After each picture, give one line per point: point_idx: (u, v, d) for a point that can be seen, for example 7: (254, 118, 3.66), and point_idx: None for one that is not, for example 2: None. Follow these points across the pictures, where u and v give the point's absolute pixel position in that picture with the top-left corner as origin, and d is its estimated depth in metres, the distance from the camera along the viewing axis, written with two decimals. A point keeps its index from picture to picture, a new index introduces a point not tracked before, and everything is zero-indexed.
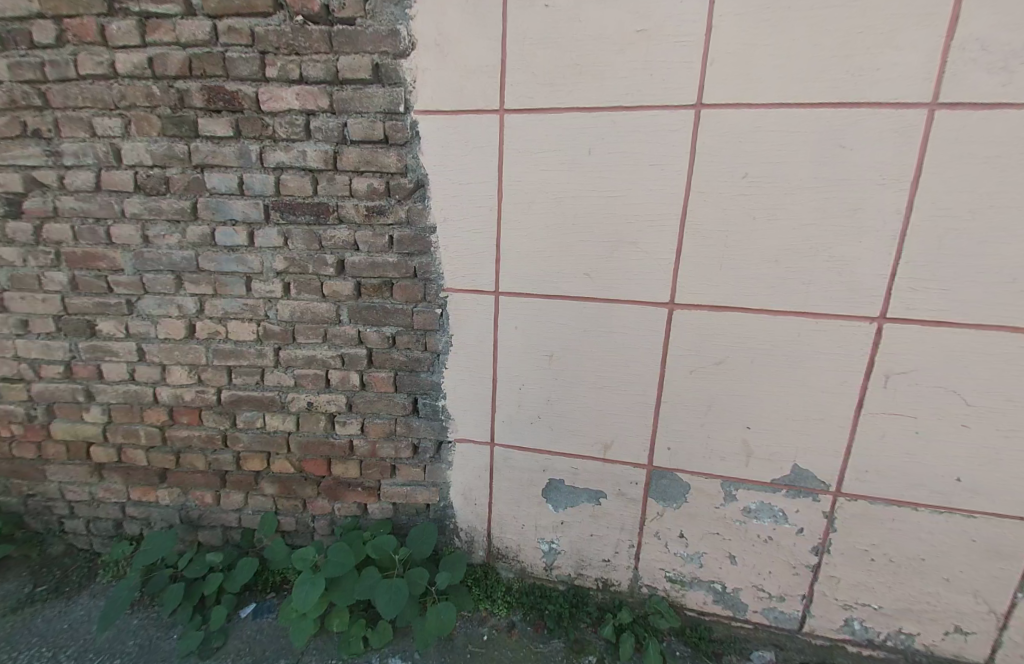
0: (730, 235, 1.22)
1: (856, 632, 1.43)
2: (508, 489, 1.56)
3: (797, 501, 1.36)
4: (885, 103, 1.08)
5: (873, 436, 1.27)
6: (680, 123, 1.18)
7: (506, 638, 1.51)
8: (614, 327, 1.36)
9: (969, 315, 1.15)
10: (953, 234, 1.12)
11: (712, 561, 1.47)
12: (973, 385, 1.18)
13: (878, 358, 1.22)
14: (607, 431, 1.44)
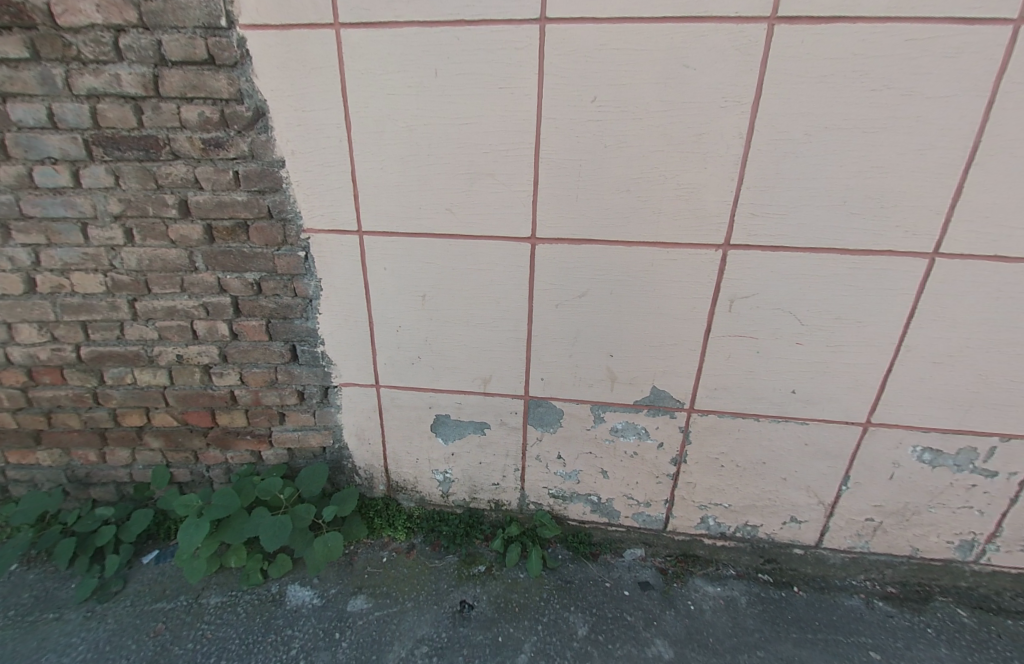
0: (583, 164, 1.19)
1: (711, 527, 1.62)
2: (398, 426, 1.59)
3: (657, 418, 1.47)
4: (730, 17, 1.03)
5: (720, 358, 1.36)
6: (526, 40, 1.09)
7: (405, 558, 1.62)
8: (481, 263, 1.33)
9: (803, 240, 1.20)
10: (791, 157, 1.14)
11: (587, 476, 1.60)
12: (805, 305, 1.27)
13: (723, 284, 1.28)
14: (485, 366, 1.47)
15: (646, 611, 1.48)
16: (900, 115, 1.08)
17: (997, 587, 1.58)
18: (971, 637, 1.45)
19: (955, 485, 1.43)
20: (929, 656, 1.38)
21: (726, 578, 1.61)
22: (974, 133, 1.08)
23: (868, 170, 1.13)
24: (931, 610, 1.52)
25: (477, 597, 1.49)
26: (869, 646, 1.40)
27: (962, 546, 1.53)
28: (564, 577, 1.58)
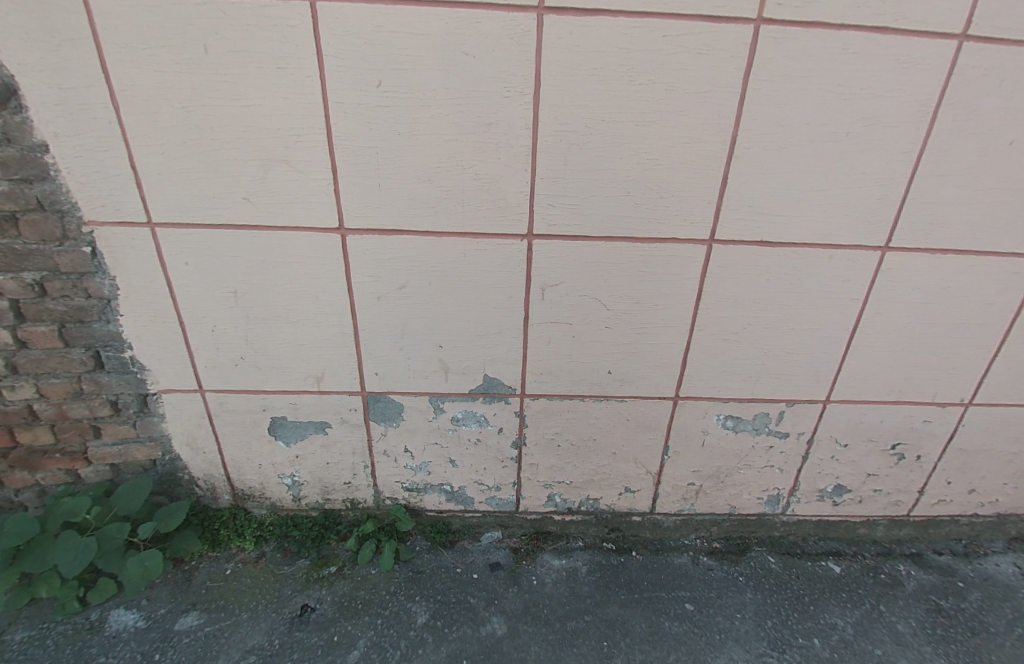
0: (381, 151, 1.19)
1: (558, 504, 1.70)
2: (232, 431, 1.50)
3: (493, 405, 1.51)
4: (499, 6, 1.07)
5: (541, 343, 1.43)
6: (298, 18, 1.06)
7: (252, 567, 1.55)
8: (292, 257, 1.29)
9: (596, 228, 1.30)
10: (576, 149, 1.21)
11: (437, 467, 1.60)
12: (607, 289, 1.37)
13: (533, 272, 1.34)
14: (316, 364, 1.42)
15: (490, 592, 1.53)
16: (664, 109, 1.18)
17: (803, 534, 1.79)
18: (774, 579, 1.65)
19: (756, 447, 1.62)
20: (735, 602, 1.56)
21: (573, 550, 1.70)
22: (727, 133, 1.21)
23: (646, 163, 1.23)
24: (746, 560, 1.71)
25: (319, 600, 1.46)
26: (685, 599, 1.55)
27: (771, 501, 1.72)
28: (417, 568, 1.58)
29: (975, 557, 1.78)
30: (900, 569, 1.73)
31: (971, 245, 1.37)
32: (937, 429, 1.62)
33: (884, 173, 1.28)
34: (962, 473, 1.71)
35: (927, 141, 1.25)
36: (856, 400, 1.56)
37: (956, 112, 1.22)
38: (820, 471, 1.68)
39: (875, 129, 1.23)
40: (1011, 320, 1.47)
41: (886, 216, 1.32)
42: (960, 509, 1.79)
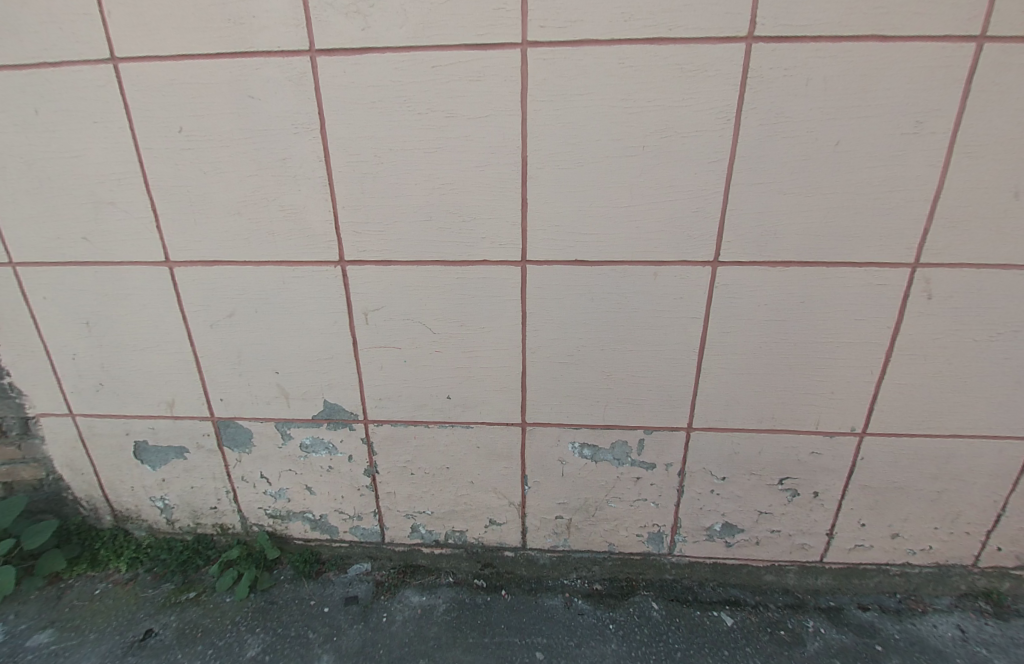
0: (192, 189, 1.28)
1: (424, 536, 1.65)
2: (104, 455, 1.60)
3: (339, 431, 1.50)
4: (272, 53, 1.15)
5: (374, 369, 1.42)
6: (104, 77, 1.19)
7: (119, 589, 1.60)
8: (133, 289, 1.39)
9: (406, 254, 1.29)
10: (371, 178, 1.23)
11: (295, 493, 1.61)
12: (431, 314, 1.35)
13: (353, 297, 1.35)
14: (167, 390, 1.50)
15: (332, 628, 1.48)
16: (450, 135, 1.19)
17: (698, 579, 1.64)
18: (649, 629, 1.50)
19: (622, 477, 1.52)
20: (593, 653, 1.42)
21: (438, 586, 1.63)
22: (518, 153, 1.19)
23: (442, 188, 1.23)
24: (625, 606, 1.57)
25: (165, 625, 1.49)
26: (537, 647, 1.43)
27: (653, 539, 1.60)
28: (271, 598, 1.58)
29: (908, 616, 1.54)
30: (807, 625, 1.52)
31: (817, 256, 1.24)
32: (830, 461, 1.44)
33: (697, 184, 1.20)
34: (876, 513, 1.50)
35: (737, 149, 1.16)
36: (725, 428, 1.43)
37: (764, 117, 1.14)
38: (703, 508, 1.54)
39: (676, 142, 1.17)
40: (891, 335, 1.30)
41: (709, 229, 1.23)
42: (885, 557, 1.57)
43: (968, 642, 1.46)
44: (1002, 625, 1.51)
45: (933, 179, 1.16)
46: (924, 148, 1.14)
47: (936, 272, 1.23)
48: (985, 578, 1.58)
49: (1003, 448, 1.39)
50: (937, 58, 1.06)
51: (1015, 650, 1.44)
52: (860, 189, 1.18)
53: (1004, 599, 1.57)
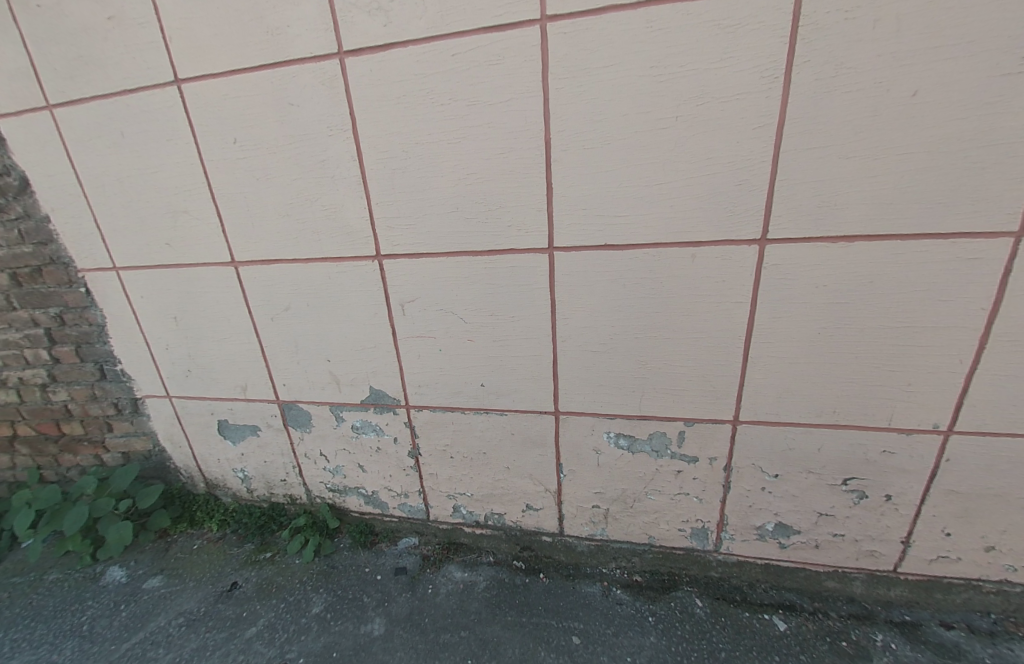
0: (246, 195, 1.39)
1: (466, 516, 1.73)
2: (195, 431, 1.84)
3: (384, 415, 1.60)
4: (306, 59, 1.20)
5: (412, 357, 1.48)
6: (170, 99, 1.33)
7: (212, 546, 1.87)
8: (206, 287, 1.56)
9: (436, 246, 1.31)
10: (399, 173, 1.26)
11: (350, 471, 1.75)
12: (463, 304, 1.37)
13: (390, 290, 1.40)
14: (240, 376, 1.68)
15: (384, 594, 1.61)
16: (472, 124, 1.17)
17: (748, 579, 1.55)
18: (691, 626, 1.45)
19: (662, 470, 1.47)
20: (631, 643, 1.41)
21: (480, 565, 1.70)
22: (541, 135, 1.15)
23: (466, 177, 1.23)
24: (666, 599, 1.54)
25: (246, 579, 1.71)
26: (574, 631, 1.45)
27: (697, 534, 1.54)
28: (333, 563, 1.75)
29: (1005, 640, 1.35)
30: (876, 639, 1.38)
31: (890, 229, 1.06)
32: (908, 463, 1.27)
33: (738, 153, 1.07)
34: (965, 523, 1.31)
35: (786, 111, 1.02)
36: (777, 423, 1.31)
37: (820, 70, 0.98)
38: (752, 506, 1.44)
39: (711, 106, 1.05)
40: (987, 319, 1.09)
41: (756, 203, 1.10)
42: (977, 573, 1.37)
43: None
44: None
45: None
46: None
47: None
48: None
49: None
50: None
51: None
52: (947, 145, 0.98)
53: None
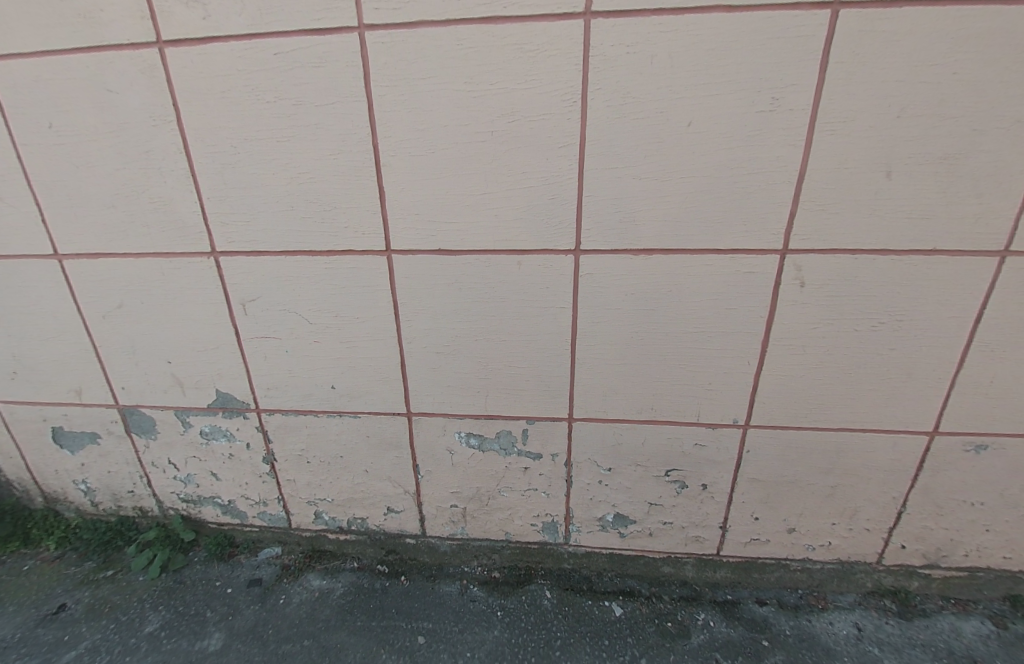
0: (69, 184, 1.31)
1: (329, 522, 1.68)
2: (27, 440, 1.68)
3: (234, 420, 1.54)
4: (124, 45, 1.15)
5: (259, 359, 1.44)
6: None
7: (45, 565, 1.71)
8: (29, 282, 1.44)
9: (274, 244, 1.29)
10: (229, 168, 1.24)
11: (203, 479, 1.67)
12: (305, 304, 1.35)
13: (230, 288, 1.37)
14: (74, 379, 1.56)
15: (230, 607, 1.55)
16: (299, 124, 1.17)
17: (595, 569, 1.64)
18: (535, 617, 1.50)
19: (511, 467, 1.50)
20: (473, 639, 1.44)
21: (341, 571, 1.67)
22: (368, 139, 1.16)
23: (298, 176, 1.22)
24: (518, 593, 1.58)
25: (78, 600, 1.57)
26: (420, 631, 1.46)
27: (548, 528, 1.59)
28: (181, 578, 1.66)
29: (806, 612, 1.51)
30: (697, 618, 1.50)
31: (680, 243, 1.18)
32: (715, 454, 1.41)
33: (548, 169, 1.14)
34: (770, 508, 1.46)
35: (586, 131, 1.10)
36: (605, 419, 1.40)
37: (611, 97, 1.07)
38: (594, 499, 1.52)
39: (521, 124, 1.11)
40: (765, 325, 1.24)
41: (568, 217, 1.18)
42: (784, 552, 1.53)
43: (862, 640, 1.42)
44: (904, 624, 1.46)
45: (794, 161, 1.08)
46: (784, 126, 1.05)
47: (807, 258, 1.16)
48: (892, 576, 1.53)
49: (898, 443, 1.33)
50: (787, 30, 0.98)
51: (909, 650, 1.39)
52: (718, 170, 1.10)
53: (912, 598, 1.52)
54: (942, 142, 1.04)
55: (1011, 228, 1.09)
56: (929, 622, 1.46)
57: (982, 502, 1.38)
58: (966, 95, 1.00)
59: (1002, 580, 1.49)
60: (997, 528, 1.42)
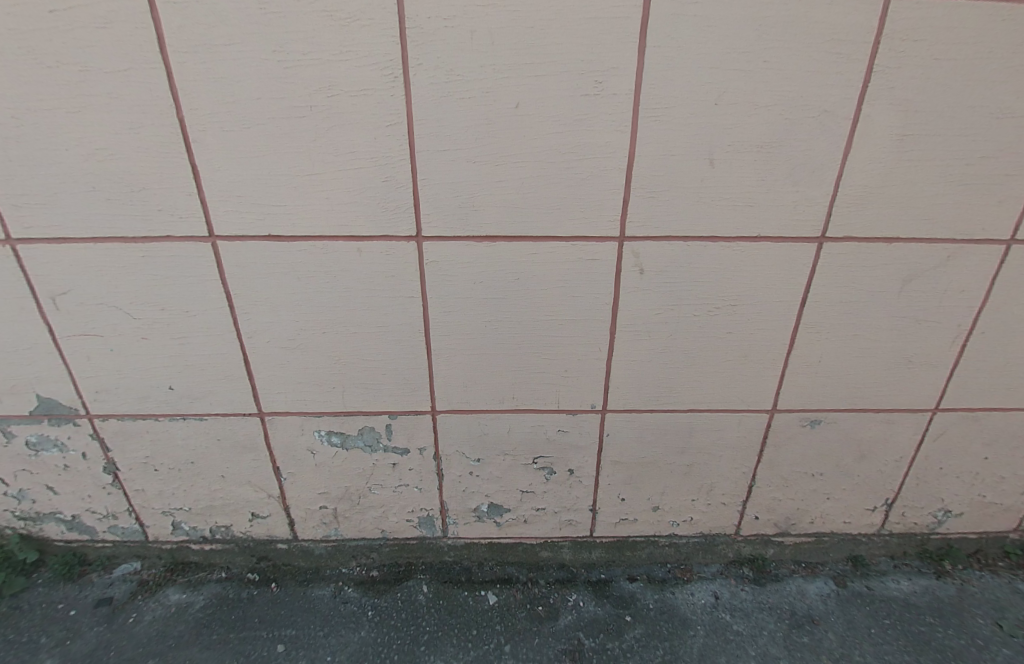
0: None
1: (190, 533, 1.57)
2: None
3: (63, 428, 1.39)
4: None
5: (82, 359, 1.30)
6: None
7: None
8: None
9: (81, 230, 1.15)
10: (11, 143, 1.05)
11: (38, 494, 1.50)
12: (126, 297, 1.22)
13: (34, 280, 1.20)
14: None
15: (70, 630, 1.42)
16: (91, 93, 1.01)
17: (476, 559, 1.61)
18: (407, 613, 1.47)
19: (379, 463, 1.43)
20: (337, 642, 1.39)
21: (206, 582, 1.57)
22: (172, 111, 1.04)
23: (98, 154, 1.08)
24: (394, 591, 1.53)
25: None
26: (281, 639, 1.40)
27: (425, 522, 1.54)
28: (17, 604, 1.50)
29: (670, 585, 1.57)
30: (569, 599, 1.52)
31: (522, 230, 1.14)
32: (578, 439, 1.42)
33: (378, 151, 1.06)
34: (634, 489, 1.51)
35: (412, 111, 1.03)
36: (468, 411, 1.36)
37: (433, 73, 1.00)
38: (466, 490, 1.49)
39: (343, 101, 1.02)
40: (612, 310, 1.24)
41: (405, 200, 1.10)
42: (652, 529, 1.59)
43: (717, 608, 1.49)
44: (757, 591, 1.55)
45: (623, 146, 1.07)
46: (608, 111, 1.04)
47: (644, 245, 1.17)
48: (750, 546, 1.62)
49: (743, 421, 1.40)
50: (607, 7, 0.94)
51: (758, 614, 1.47)
52: (550, 155, 1.08)
53: (767, 565, 1.62)
54: (759, 130, 1.07)
55: (827, 215, 1.15)
56: (780, 587, 1.56)
57: (822, 473, 1.48)
58: (779, 84, 1.02)
59: (844, 542, 1.62)
60: (836, 496, 1.53)
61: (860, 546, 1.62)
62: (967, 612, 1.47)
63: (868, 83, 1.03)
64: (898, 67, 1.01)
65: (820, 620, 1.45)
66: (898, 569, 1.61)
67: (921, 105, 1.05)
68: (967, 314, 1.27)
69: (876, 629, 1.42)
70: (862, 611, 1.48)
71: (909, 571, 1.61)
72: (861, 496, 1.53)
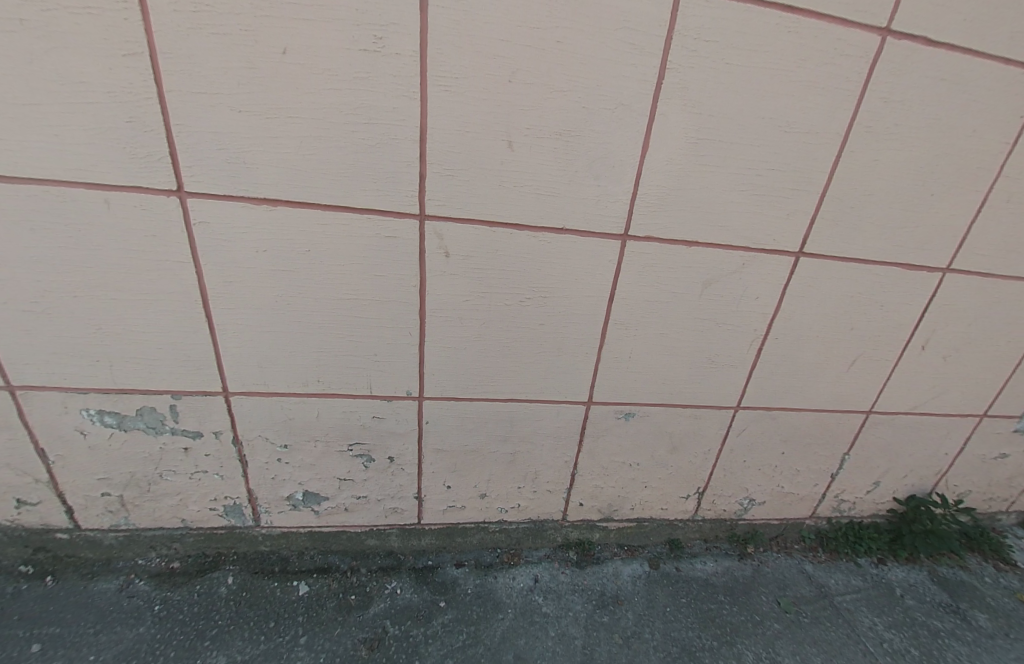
0: None
1: None
2: None
3: None
4: None
5: None
6: None
7: None
8: None
9: None
10: None
11: None
12: None
13: None
14: None
15: None
16: None
17: (295, 549, 1.51)
18: (201, 607, 1.34)
19: (167, 448, 1.28)
20: (106, 640, 1.23)
21: None
22: None
23: None
24: (192, 584, 1.39)
25: None
26: (38, 639, 1.22)
27: (233, 511, 1.41)
28: None
29: (495, 570, 1.57)
30: (386, 588, 1.46)
31: (307, 196, 1.05)
32: (396, 426, 1.35)
33: (118, 86, 0.92)
34: (460, 477, 1.47)
35: (155, 43, 0.89)
36: (267, 393, 1.24)
37: (177, 1, 0.86)
38: (276, 478, 1.37)
39: (64, 18, 0.85)
40: (420, 294, 1.18)
41: (158, 148, 0.98)
42: (480, 516, 1.57)
43: (532, 591, 1.52)
44: (576, 574, 1.60)
45: (415, 117, 1.00)
46: (394, 74, 0.96)
47: (446, 226, 1.11)
48: (577, 530, 1.66)
49: (561, 411, 1.41)
50: None
51: (569, 596, 1.52)
52: (332, 115, 0.99)
53: (592, 548, 1.68)
54: (558, 117, 1.04)
55: (627, 214, 1.17)
56: (597, 569, 1.62)
57: (638, 462, 1.55)
58: (573, 68, 1.00)
59: (663, 527, 1.71)
60: (654, 484, 1.61)
61: (677, 530, 1.73)
62: (755, 590, 1.62)
63: (661, 80, 1.03)
64: (688, 66, 1.03)
65: (625, 600, 1.52)
66: (708, 552, 1.74)
67: (713, 109, 1.08)
68: (762, 320, 1.35)
69: (672, 607, 1.52)
70: (664, 591, 1.58)
71: (717, 554, 1.74)
72: (676, 485, 1.62)
